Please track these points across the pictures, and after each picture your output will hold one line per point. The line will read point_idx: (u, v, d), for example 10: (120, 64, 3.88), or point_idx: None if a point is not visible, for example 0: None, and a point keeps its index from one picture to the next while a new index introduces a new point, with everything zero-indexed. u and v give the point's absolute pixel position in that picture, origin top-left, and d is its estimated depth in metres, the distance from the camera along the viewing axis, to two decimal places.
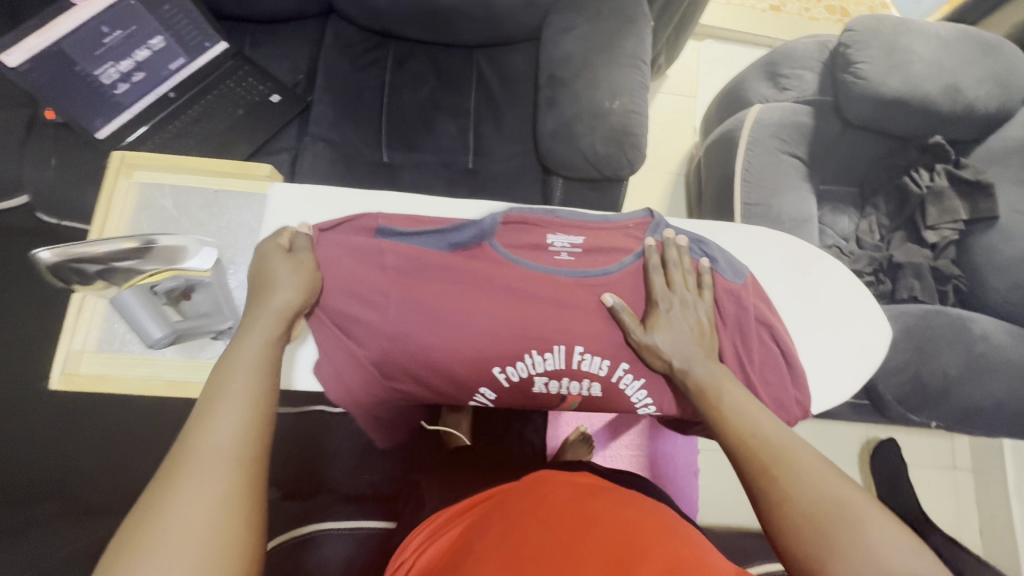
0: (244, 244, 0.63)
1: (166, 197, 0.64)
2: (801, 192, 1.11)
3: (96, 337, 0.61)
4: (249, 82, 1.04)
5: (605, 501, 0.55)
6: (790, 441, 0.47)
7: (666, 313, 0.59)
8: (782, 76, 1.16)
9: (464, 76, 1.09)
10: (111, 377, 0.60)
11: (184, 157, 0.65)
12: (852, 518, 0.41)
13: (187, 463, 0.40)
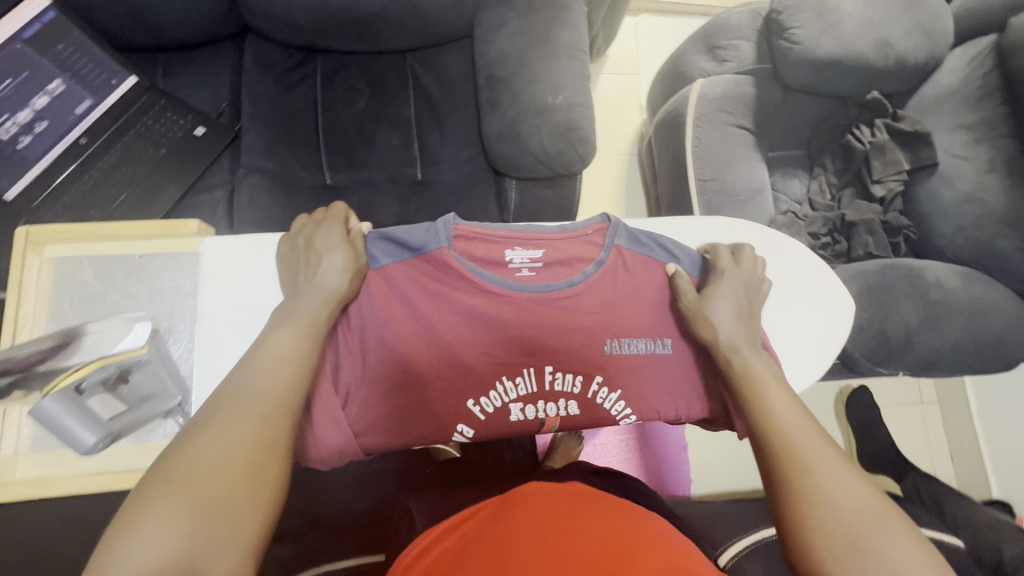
0: (182, 309, 0.59)
1: (86, 271, 0.59)
2: (750, 162, 1.12)
3: (29, 435, 0.58)
4: (168, 117, 0.96)
5: (602, 510, 0.53)
6: (819, 446, 0.46)
7: (710, 299, 0.60)
8: (720, 48, 1.15)
9: (400, 84, 1.05)
10: (50, 477, 0.57)
11: (102, 225, 0.60)
12: (873, 524, 0.41)
13: (223, 421, 0.40)
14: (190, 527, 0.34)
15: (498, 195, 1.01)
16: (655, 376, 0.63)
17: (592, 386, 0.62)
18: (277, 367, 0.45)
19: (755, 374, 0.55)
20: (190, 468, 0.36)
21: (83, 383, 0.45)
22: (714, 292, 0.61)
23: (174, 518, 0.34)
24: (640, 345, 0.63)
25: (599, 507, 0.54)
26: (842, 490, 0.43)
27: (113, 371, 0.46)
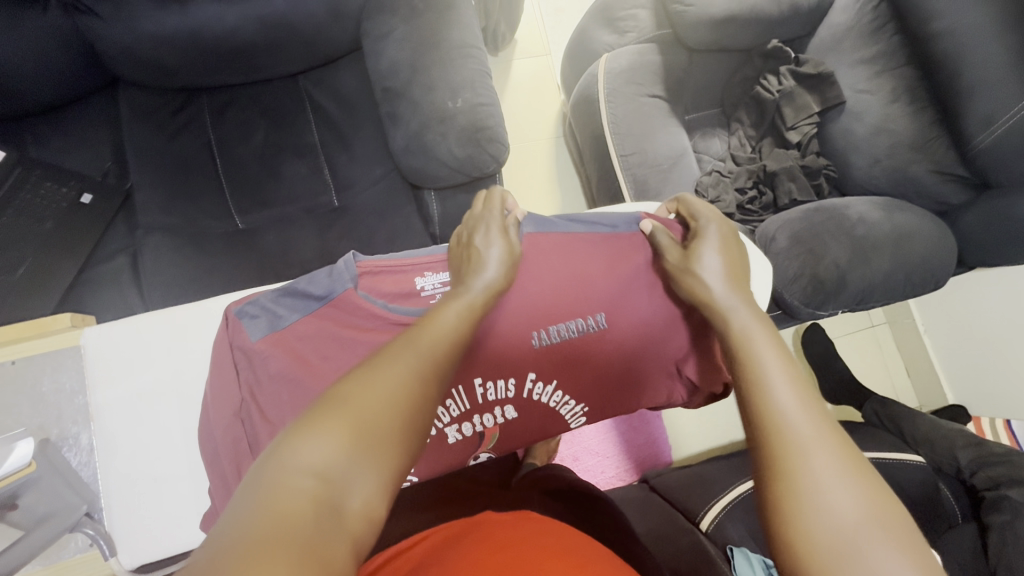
0: (72, 411, 0.59)
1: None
2: (668, 129, 1.12)
3: None
4: (48, 187, 0.87)
5: (546, 548, 0.50)
6: (822, 435, 0.38)
7: (704, 262, 0.57)
8: (619, 19, 1.14)
9: (297, 108, 0.99)
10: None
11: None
12: (855, 552, 0.33)
13: (339, 406, 0.35)
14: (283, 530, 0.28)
15: (420, 208, 0.98)
16: (588, 356, 0.64)
17: (526, 384, 0.64)
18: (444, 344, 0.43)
19: (749, 344, 0.47)
20: (356, 404, 0.35)
21: None
22: (699, 252, 0.59)
23: (330, 446, 0.33)
24: (569, 328, 0.63)
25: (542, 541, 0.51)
26: (843, 490, 0.35)
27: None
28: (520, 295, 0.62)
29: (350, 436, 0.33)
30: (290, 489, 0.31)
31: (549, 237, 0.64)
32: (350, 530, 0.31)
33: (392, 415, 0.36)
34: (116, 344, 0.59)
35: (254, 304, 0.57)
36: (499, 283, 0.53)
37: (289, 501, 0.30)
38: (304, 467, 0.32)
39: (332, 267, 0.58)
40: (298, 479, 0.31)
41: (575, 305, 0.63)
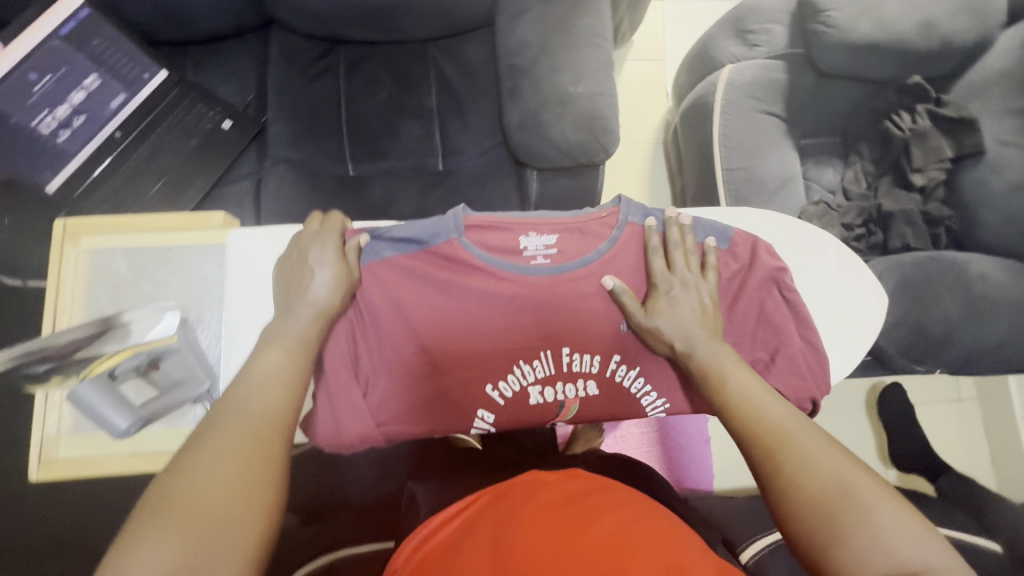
0: (211, 300, 0.58)
1: (119, 262, 0.58)
2: (781, 149, 1.09)
3: (69, 419, 0.55)
4: (198, 109, 0.99)
5: (590, 500, 0.53)
6: (794, 426, 0.46)
7: (661, 294, 0.54)
8: (750, 32, 1.11)
9: (423, 73, 1.05)
10: (94, 459, 0.54)
11: (135, 216, 0.59)
12: (855, 505, 0.40)
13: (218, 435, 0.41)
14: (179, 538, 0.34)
15: (520, 184, 1.00)
16: None
17: (610, 366, 0.59)
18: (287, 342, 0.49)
19: (720, 365, 0.51)
20: (225, 436, 0.41)
21: (115, 370, 0.48)
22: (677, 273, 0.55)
23: (215, 464, 0.38)
24: None
25: (591, 497, 0.54)
26: (827, 458, 0.43)
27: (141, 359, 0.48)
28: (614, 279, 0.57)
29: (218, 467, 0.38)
30: (192, 499, 0.36)
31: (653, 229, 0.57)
32: (241, 516, 0.37)
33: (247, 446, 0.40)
34: (259, 248, 0.58)
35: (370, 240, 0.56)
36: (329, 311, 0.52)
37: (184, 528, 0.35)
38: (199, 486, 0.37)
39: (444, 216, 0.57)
40: (189, 501, 0.36)
41: None
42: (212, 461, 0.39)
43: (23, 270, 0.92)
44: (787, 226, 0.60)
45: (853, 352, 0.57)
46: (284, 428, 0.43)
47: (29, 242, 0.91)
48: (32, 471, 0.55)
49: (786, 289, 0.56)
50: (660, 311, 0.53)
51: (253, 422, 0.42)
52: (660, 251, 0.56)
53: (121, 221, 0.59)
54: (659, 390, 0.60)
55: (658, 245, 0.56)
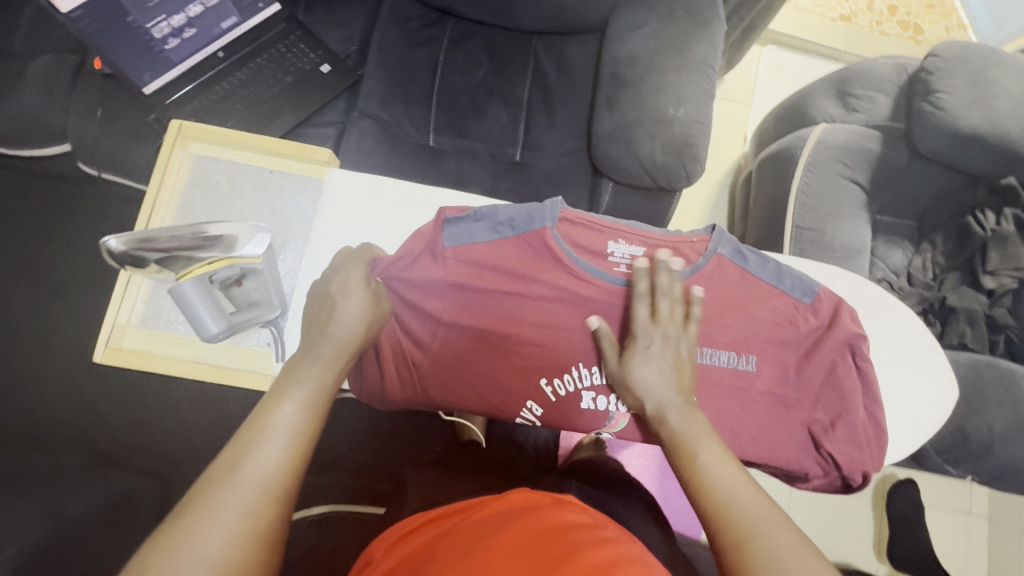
0: (298, 230, 0.60)
1: (220, 173, 0.61)
2: (857, 220, 1.06)
3: (142, 311, 0.58)
4: (300, 48, 1.00)
5: (570, 535, 0.47)
6: (768, 525, 0.40)
7: (641, 349, 0.51)
8: (852, 96, 1.10)
9: (521, 63, 1.05)
10: (154, 355, 0.57)
11: (243, 133, 0.60)
12: None
13: (225, 483, 0.37)
14: None
15: (592, 192, 1.00)
16: (738, 396, 0.56)
17: None
18: (316, 367, 0.46)
19: (697, 446, 0.46)
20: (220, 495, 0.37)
21: (212, 275, 0.51)
22: (659, 325, 0.52)
23: (215, 533, 0.35)
24: (724, 358, 0.56)
25: (574, 530, 0.49)
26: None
27: (234, 271, 0.51)
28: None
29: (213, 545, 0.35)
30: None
31: (742, 266, 0.57)
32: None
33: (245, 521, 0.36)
34: (352, 190, 0.59)
35: (465, 213, 0.56)
36: (355, 343, 0.49)
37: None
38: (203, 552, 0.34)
39: (540, 203, 0.57)
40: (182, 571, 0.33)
41: (746, 339, 0.56)
42: (217, 525, 0.35)
43: (101, 163, 0.93)
44: (874, 297, 0.60)
45: (910, 436, 0.57)
46: (292, 486, 0.39)
47: (112, 138, 0.92)
48: (96, 353, 0.57)
49: (861, 358, 0.55)
50: (636, 364, 0.51)
51: (261, 474, 0.38)
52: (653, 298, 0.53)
53: (231, 136, 0.61)
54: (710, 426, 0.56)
55: (654, 291, 0.53)
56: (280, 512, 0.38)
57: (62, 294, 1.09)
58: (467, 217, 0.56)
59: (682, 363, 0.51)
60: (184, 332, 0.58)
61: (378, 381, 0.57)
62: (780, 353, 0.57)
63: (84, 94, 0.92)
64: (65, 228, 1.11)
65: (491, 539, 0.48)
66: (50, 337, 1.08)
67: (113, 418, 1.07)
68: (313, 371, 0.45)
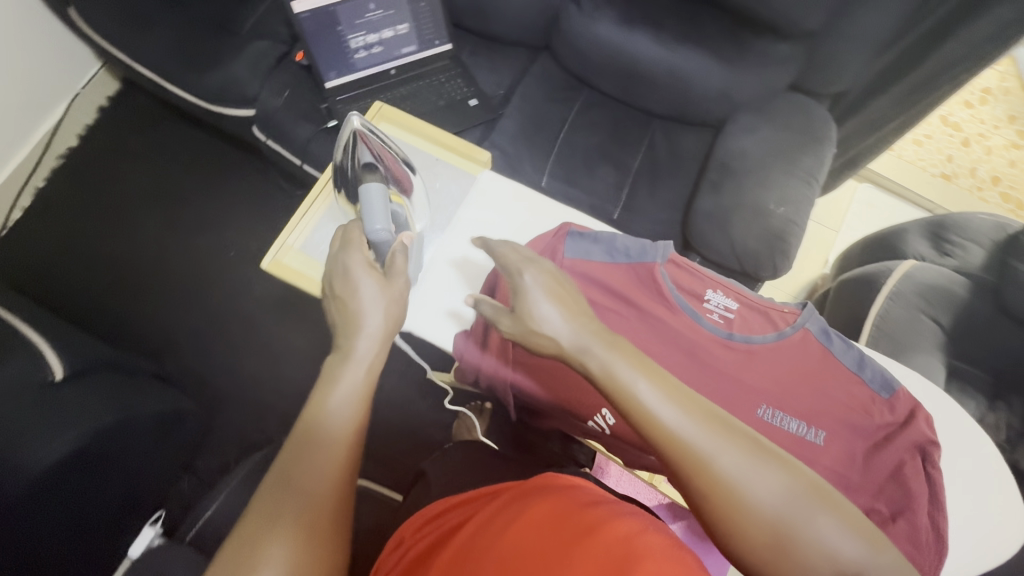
0: (446, 215, 0.70)
1: (398, 152, 0.73)
2: (933, 359, 1.05)
3: (306, 238, 0.67)
4: (456, 82, 1.17)
5: (592, 508, 0.42)
6: (703, 432, 0.42)
7: (525, 288, 0.51)
8: (948, 241, 1.14)
9: (638, 137, 1.17)
10: (305, 277, 0.66)
11: (426, 127, 0.74)
12: (791, 523, 0.39)
13: (311, 436, 0.51)
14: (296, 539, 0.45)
15: None
16: (801, 464, 0.58)
17: None
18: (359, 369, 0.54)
19: (619, 376, 0.45)
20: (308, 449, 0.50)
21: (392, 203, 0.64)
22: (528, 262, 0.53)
23: (321, 465, 0.49)
24: (794, 426, 0.59)
25: (588, 508, 0.42)
26: (770, 484, 0.41)
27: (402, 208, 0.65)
28: (771, 367, 0.61)
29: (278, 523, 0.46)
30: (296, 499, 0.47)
31: (825, 346, 0.62)
32: (331, 494, 0.49)
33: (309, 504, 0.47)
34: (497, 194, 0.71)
35: (589, 233, 0.63)
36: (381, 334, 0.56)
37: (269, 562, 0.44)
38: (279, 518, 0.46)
39: (655, 244, 0.64)
40: (275, 516, 0.46)
41: (815, 412, 0.59)
42: (315, 463, 0.49)
43: (272, 131, 1.11)
44: (953, 414, 0.61)
45: (971, 556, 0.57)
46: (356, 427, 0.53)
47: (288, 115, 1.10)
48: (264, 261, 0.67)
49: (930, 463, 0.57)
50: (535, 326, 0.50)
51: (332, 424, 0.52)
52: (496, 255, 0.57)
53: (415, 127, 0.74)
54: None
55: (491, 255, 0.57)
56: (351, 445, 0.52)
57: (197, 232, 1.26)
58: (588, 238, 0.64)
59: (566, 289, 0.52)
60: None
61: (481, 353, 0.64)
62: (850, 437, 0.59)
63: (277, 76, 1.11)
64: (218, 179, 1.30)
65: (501, 520, 0.45)
66: (174, 265, 1.24)
67: (194, 348, 1.18)
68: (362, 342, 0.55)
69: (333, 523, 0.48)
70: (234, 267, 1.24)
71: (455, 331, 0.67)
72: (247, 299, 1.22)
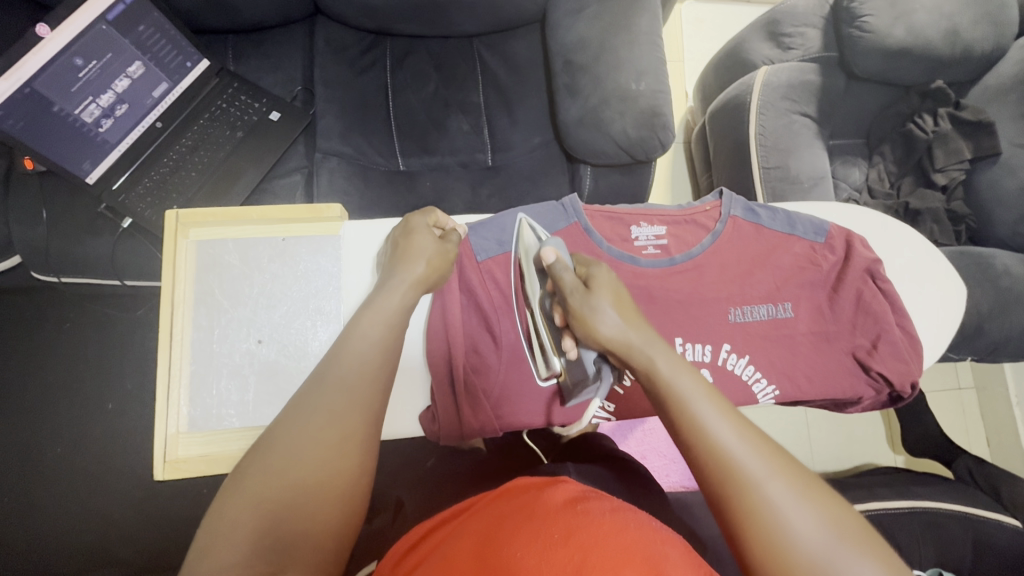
0: (328, 293, 0.59)
1: (231, 253, 0.59)
2: (814, 148, 1.11)
3: (189, 413, 0.54)
4: (242, 101, 0.96)
5: (575, 513, 0.42)
6: (693, 386, 0.45)
7: (580, 304, 0.51)
8: (785, 35, 1.15)
9: (468, 68, 1.03)
10: (216, 457, 0.54)
11: (245, 207, 0.59)
12: (805, 550, 0.38)
13: (320, 383, 0.45)
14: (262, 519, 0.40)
15: (572, 179, 1.02)
16: (784, 342, 0.61)
17: (720, 354, 0.60)
18: (378, 317, 0.49)
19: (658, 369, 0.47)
20: (312, 405, 0.44)
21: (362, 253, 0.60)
22: (602, 289, 0.52)
23: (314, 419, 0.44)
24: (764, 311, 0.61)
25: (569, 507, 0.43)
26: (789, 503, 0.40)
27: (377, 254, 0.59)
28: (723, 269, 0.61)
29: (270, 463, 0.42)
30: (293, 471, 0.41)
31: (756, 222, 0.62)
32: (331, 470, 0.42)
33: (305, 473, 0.42)
34: (369, 240, 0.60)
35: (494, 222, 0.62)
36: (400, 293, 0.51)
37: (242, 509, 0.40)
38: (267, 478, 0.41)
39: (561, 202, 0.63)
40: (257, 467, 0.42)
41: (772, 288, 0.61)
42: (307, 421, 0.43)
43: (58, 267, 0.87)
44: (869, 225, 0.67)
45: (937, 340, 0.65)
46: (370, 377, 0.46)
47: (63, 239, 0.86)
48: (156, 471, 0.54)
49: (881, 280, 0.61)
50: (586, 325, 0.51)
51: (346, 365, 0.46)
52: (541, 299, 0.57)
53: (232, 214, 0.59)
54: (769, 376, 0.60)
55: (543, 301, 0.57)
56: (365, 412, 0.45)
57: (48, 412, 1.02)
58: (492, 227, 0.62)
59: (612, 286, 0.52)
60: (240, 424, 0.55)
61: (454, 420, 0.59)
62: (811, 293, 0.62)
63: (18, 198, 0.85)
64: (30, 340, 1.03)
65: (495, 527, 0.44)
66: (42, 460, 1.00)
67: (128, 527, 0.99)
68: (397, 296, 0.51)
69: (334, 512, 0.42)
70: (115, 422, 1.03)
71: (418, 413, 0.60)
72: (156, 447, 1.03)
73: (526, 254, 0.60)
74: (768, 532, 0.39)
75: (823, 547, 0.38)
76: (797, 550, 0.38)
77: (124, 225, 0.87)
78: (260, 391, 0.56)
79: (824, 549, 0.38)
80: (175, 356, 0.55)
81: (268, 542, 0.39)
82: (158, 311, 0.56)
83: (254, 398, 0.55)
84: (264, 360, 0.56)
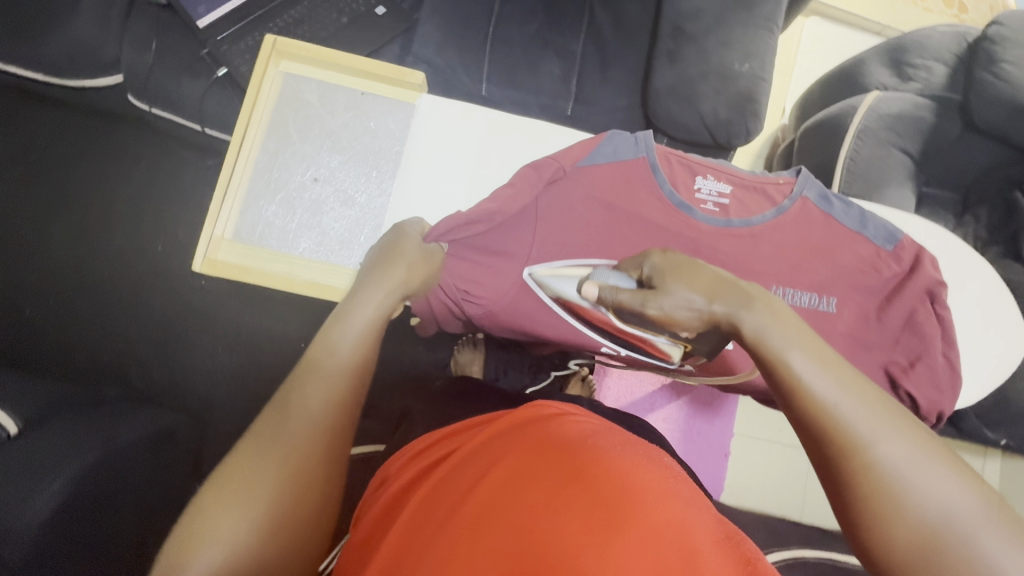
0: (390, 153, 0.63)
1: (312, 94, 0.63)
2: (904, 188, 1.05)
3: (236, 224, 0.59)
4: None
5: (591, 453, 0.41)
6: (809, 360, 0.40)
7: (659, 298, 0.47)
8: (909, 66, 1.10)
9: (576, 14, 1.02)
10: (249, 268, 0.59)
11: (339, 52, 0.62)
12: (955, 536, 0.34)
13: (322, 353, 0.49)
14: (270, 481, 0.42)
15: None
16: (819, 335, 0.59)
17: None
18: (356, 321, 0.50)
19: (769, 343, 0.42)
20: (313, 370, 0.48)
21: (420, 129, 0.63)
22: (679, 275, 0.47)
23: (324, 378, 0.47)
24: (806, 299, 0.59)
25: (583, 444, 0.42)
26: (937, 485, 0.35)
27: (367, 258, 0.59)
28: (779, 246, 0.59)
29: (284, 428, 0.44)
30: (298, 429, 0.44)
31: (827, 210, 0.60)
32: (333, 425, 0.46)
33: (306, 444, 0.44)
34: (439, 117, 0.63)
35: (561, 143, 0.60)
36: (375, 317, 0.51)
37: (257, 473, 0.42)
38: (282, 447, 0.43)
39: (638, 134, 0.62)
40: (275, 431, 0.44)
41: (821, 278, 0.59)
42: (314, 382, 0.46)
43: (153, 96, 0.93)
44: (947, 250, 0.63)
45: (979, 384, 0.62)
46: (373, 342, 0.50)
47: (164, 72, 0.91)
48: (194, 263, 0.59)
49: (940, 304, 0.58)
50: (667, 317, 0.47)
51: (353, 334, 0.49)
52: (625, 320, 0.54)
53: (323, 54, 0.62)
54: None
55: (630, 321, 0.53)
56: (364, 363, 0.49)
57: (106, 232, 1.09)
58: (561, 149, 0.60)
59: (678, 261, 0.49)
60: (278, 247, 0.60)
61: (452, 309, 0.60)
62: (862, 297, 0.60)
63: (138, 23, 0.90)
64: (108, 164, 1.11)
65: (502, 448, 0.43)
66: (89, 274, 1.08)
67: (149, 354, 1.07)
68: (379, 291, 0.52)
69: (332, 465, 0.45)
70: (161, 260, 1.09)
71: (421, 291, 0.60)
72: (188, 293, 1.09)
73: (571, 296, 0.56)
74: (908, 521, 0.35)
75: (948, 509, 0.35)
76: (920, 515, 0.35)
77: (219, 73, 0.92)
78: (304, 224, 0.61)
79: (952, 510, 0.35)
80: (239, 168, 0.60)
81: (278, 504, 0.41)
82: (233, 126, 0.61)
83: (297, 226, 0.61)
84: (315, 195, 0.62)
